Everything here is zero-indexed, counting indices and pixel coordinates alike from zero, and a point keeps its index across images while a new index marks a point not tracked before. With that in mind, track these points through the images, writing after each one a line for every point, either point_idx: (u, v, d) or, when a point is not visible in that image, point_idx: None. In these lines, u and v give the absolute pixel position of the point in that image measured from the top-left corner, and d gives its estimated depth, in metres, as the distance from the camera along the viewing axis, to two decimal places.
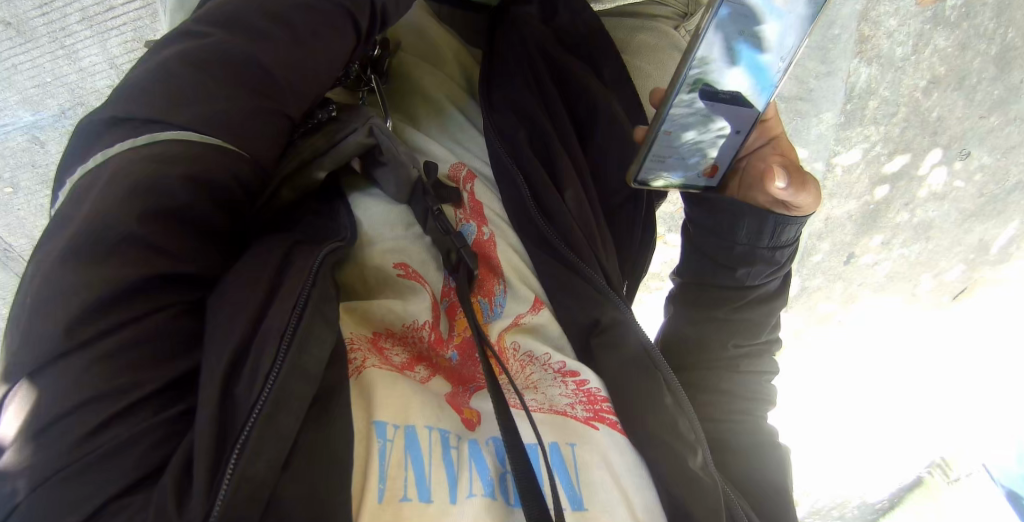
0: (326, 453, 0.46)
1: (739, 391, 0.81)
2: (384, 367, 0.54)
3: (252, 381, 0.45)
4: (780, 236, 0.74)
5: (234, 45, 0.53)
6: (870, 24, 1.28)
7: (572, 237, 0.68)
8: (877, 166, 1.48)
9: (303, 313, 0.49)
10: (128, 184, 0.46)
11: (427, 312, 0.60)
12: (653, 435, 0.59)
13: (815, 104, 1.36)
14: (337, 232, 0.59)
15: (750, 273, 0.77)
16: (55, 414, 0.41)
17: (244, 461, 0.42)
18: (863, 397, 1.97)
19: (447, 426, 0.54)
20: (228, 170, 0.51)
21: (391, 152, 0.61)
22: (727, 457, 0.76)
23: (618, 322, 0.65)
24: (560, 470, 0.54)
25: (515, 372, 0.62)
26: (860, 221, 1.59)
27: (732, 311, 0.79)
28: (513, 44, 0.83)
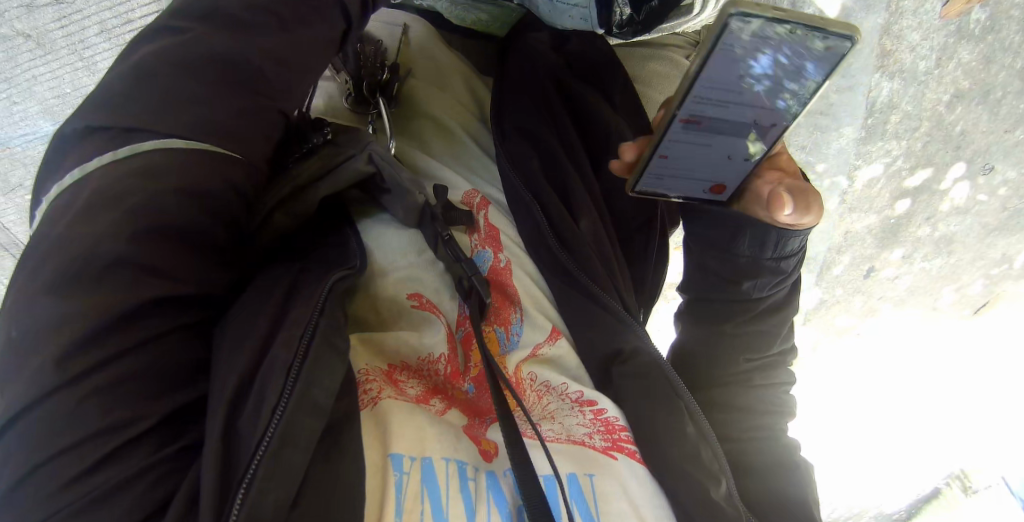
0: (336, 489, 0.45)
1: (758, 408, 0.78)
2: (399, 399, 0.53)
3: (258, 415, 0.44)
4: (786, 247, 0.68)
5: (217, 42, 0.52)
6: (892, 39, 1.21)
7: (592, 271, 0.67)
8: (899, 181, 1.41)
9: (311, 343, 0.48)
10: (111, 201, 0.45)
11: (443, 345, 0.58)
12: (676, 467, 0.57)
13: (836, 117, 1.31)
14: (346, 259, 0.57)
15: (756, 285, 0.72)
16: (48, 455, 0.40)
17: (251, 500, 0.41)
18: (882, 410, 1.80)
19: (465, 456, 0.52)
20: (223, 178, 0.50)
21: (393, 178, 0.60)
22: (745, 477, 0.74)
23: (639, 352, 0.62)
24: (578, 499, 0.52)
25: (532, 403, 0.60)
26: (880, 235, 1.51)
27: (744, 324, 0.75)
28: (522, 69, 0.81)
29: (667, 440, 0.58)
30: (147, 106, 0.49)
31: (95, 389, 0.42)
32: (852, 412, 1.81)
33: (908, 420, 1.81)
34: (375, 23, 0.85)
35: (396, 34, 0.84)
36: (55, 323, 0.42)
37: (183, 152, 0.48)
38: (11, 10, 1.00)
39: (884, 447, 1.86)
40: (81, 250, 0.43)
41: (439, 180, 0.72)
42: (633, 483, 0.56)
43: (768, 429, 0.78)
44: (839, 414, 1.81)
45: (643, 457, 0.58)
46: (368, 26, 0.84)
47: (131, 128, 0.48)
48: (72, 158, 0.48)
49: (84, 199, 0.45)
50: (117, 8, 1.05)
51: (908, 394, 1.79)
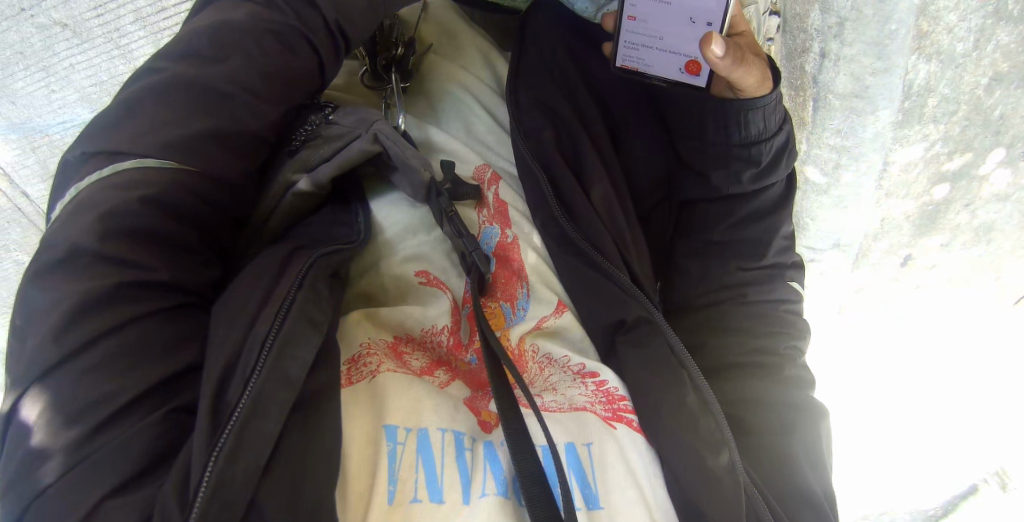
0: (310, 459, 0.46)
1: (758, 328, 0.79)
2: (400, 371, 0.55)
3: (239, 385, 0.46)
4: (754, 126, 0.72)
5: (200, 74, 0.55)
6: (930, 19, 1.04)
7: (595, 241, 0.65)
8: (937, 167, 1.18)
9: (286, 317, 0.50)
10: (88, 212, 0.48)
11: (447, 316, 0.60)
12: (672, 433, 0.56)
13: (871, 101, 1.10)
14: (347, 235, 0.60)
15: (729, 178, 0.76)
16: (71, 414, 0.44)
17: (220, 466, 0.42)
18: (921, 393, 1.45)
19: (462, 427, 0.54)
20: (190, 192, 0.53)
21: (399, 156, 0.59)
22: (747, 393, 0.75)
23: (643, 321, 0.62)
24: (573, 466, 0.52)
25: (534, 376, 0.59)
26: (917, 223, 1.27)
27: (729, 230, 0.79)
28: (539, 52, 0.79)
29: (663, 410, 0.57)
30: (135, 123, 0.52)
31: (107, 354, 0.45)
32: (862, 414, 1.45)
33: (964, 412, 1.43)
34: None
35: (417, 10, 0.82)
36: (50, 306, 0.45)
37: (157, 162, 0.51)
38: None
39: (917, 463, 1.43)
40: (66, 249, 0.47)
41: (452, 155, 0.71)
42: (632, 454, 0.55)
43: (772, 351, 0.79)
44: (845, 415, 1.46)
45: (642, 426, 0.57)
46: None
47: (123, 138, 0.52)
48: (75, 172, 0.52)
49: (72, 210, 0.49)
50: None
51: (934, 392, 1.44)
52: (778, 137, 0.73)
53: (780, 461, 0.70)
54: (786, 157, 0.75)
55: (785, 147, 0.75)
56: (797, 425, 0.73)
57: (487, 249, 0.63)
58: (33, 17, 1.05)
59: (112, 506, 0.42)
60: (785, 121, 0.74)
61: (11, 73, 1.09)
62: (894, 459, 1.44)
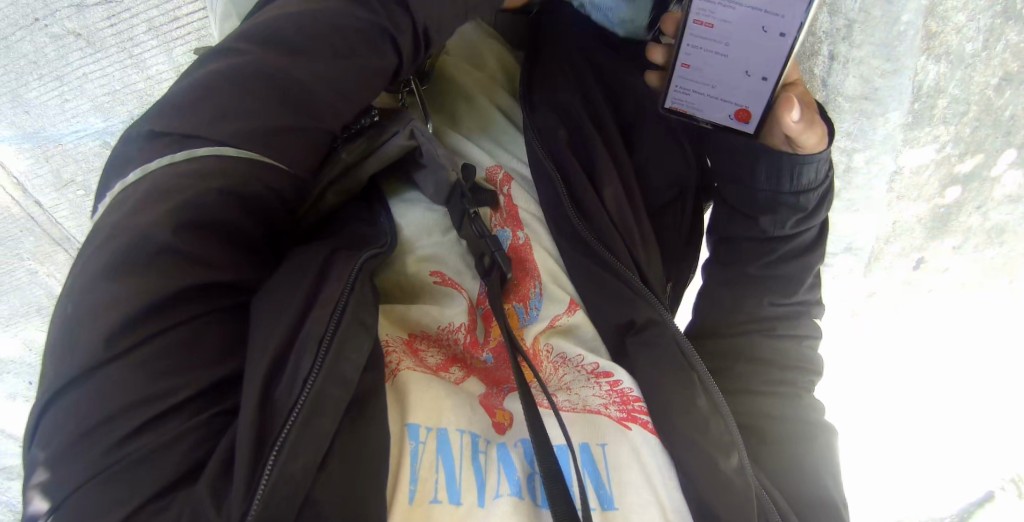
0: (364, 458, 0.47)
1: (778, 360, 0.78)
2: (418, 369, 0.55)
3: (293, 383, 0.47)
4: (803, 178, 0.70)
5: (279, 64, 0.53)
6: (938, 20, 1.02)
7: (607, 239, 0.65)
8: (949, 168, 1.18)
9: (340, 319, 0.50)
10: (162, 200, 0.48)
11: (464, 315, 0.60)
12: (687, 435, 0.55)
13: (881, 102, 1.10)
14: (376, 238, 0.60)
15: (776, 222, 0.74)
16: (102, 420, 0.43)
17: (280, 463, 0.43)
18: (939, 400, 1.42)
19: (478, 429, 0.54)
20: (263, 183, 0.53)
21: (431, 156, 0.61)
22: (760, 408, 0.75)
23: (655, 322, 0.61)
24: (589, 467, 0.51)
25: (548, 374, 0.60)
26: (929, 226, 1.26)
27: (767, 266, 0.76)
28: (555, 56, 0.78)
29: (673, 413, 0.56)
30: (197, 112, 0.51)
31: (141, 363, 0.45)
32: (872, 428, 1.47)
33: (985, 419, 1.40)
34: None
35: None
36: (111, 300, 0.45)
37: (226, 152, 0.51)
38: (62, 10, 1.06)
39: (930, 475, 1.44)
40: (133, 243, 0.47)
41: (467, 158, 0.71)
42: (648, 455, 0.53)
43: (787, 381, 0.77)
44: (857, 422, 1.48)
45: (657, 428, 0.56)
46: None
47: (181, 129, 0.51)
48: (127, 160, 0.51)
49: (139, 197, 0.48)
50: (165, 6, 1.07)
51: (952, 409, 1.42)
52: (828, 182, 0.71)
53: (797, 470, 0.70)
54: (829, 200, 0.73)
55: (829, 192, 0.72)
56: (812, 455, 0.72)
57: None
58: (47, 27, 1.07)
59: (145, 512, 0.42)
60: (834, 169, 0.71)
61: (25, 82, 1.12)
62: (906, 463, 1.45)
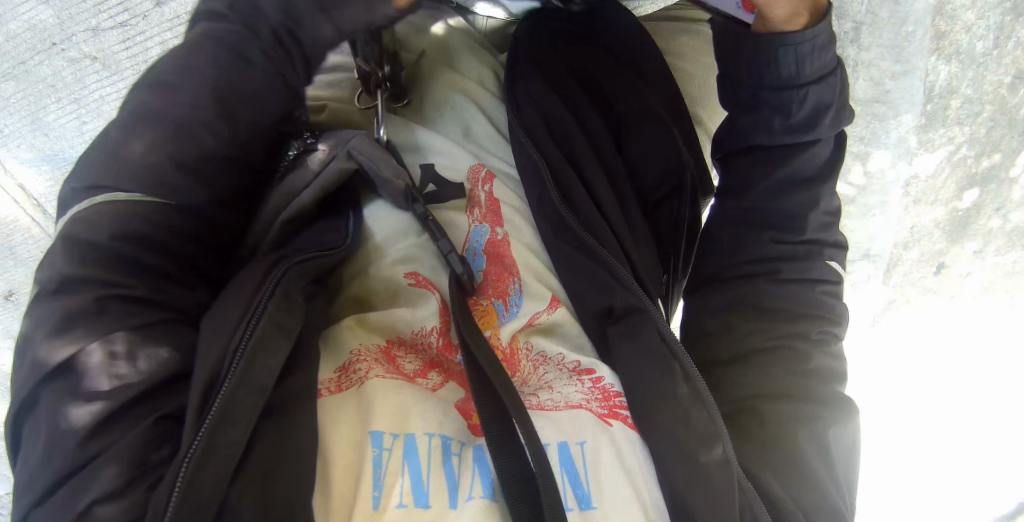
0: (283, 464, 0.45)
1: (792, 309, 0.68)
2: (389, 376, 0.52)
3: (210, 395, 0.44)
4: (785, 69, 0.61)
5: (164, 103, 0.51)
6: (947, 19, 1.02)
7: (585, 216, 0.62)
8: (966, 170, 1.16)
9: (255, 326, 0.48)
10: (81, 235, 0.48)
11: (436, 318, 0.58)
12: (669, 430, 0.52)
13: (894, 105, 1.08)
14: (332, 241, 0.58)
15: (759, 126, 0.66)
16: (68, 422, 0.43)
17: (190, 477, 0.41)
18: (959, 400, 1.35)
19: (450, 431, 0.52)
20: (166, 220, 0.51)
21: (374, 172, 0.58)
22: (767, 383, 0.65)
23: (634, 309, 0.58)
24: (566, 466, 0.50)
25: (527, 374, 0.57)
26: (949, 230, 1.24)
27: (765, 198, 0.68)
28: (532, 39, 0.75)
29: (656, 406, 0.53)
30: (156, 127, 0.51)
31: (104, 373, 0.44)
32: (891, 429, 1.35)
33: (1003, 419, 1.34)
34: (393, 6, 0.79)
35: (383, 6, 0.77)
36: (36, 333, 0.45)
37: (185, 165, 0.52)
38: None
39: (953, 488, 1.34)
40: (101, 261, 0.47)
41: (433, 157, 0.67)
42: (630, 454, 0.51)
43: (801, 335, 0.68)
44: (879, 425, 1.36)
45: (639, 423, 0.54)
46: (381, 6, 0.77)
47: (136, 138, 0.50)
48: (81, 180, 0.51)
49: (67, 234, 0.48)
50: None
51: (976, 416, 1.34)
52: (820, 80, 0.61)
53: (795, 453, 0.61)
54: (831, 114, 0.63)
55: (828, 100, 0.62)
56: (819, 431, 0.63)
57: (478, 246, 0.62)
58: (64, 51, 1.01)
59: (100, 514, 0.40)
60: (833, 72, 0.62)
61: (44, 104, 1.05)
62: (928, 468, 1.34)
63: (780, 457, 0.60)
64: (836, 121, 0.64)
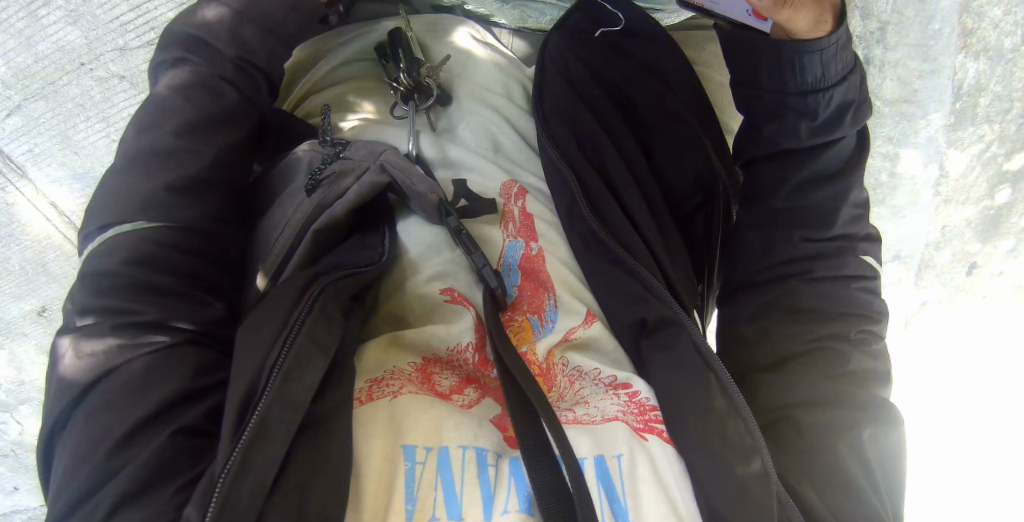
0: (322, 477, 0.45)
1: (828, 309, 0.67)
2: (422, 393, 0.52)
3: (250, 407, 0.45)
4: (809, 75, 0.62)
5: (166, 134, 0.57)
6: (973, 16, 1.00)
7: (616, 231, 0.62)
8: (995, 168, 1.14)
9: (293, 343, 0.48)
10: (122, 252, 0.52)
11: (471, 333, 0.58)
12: (703, 442, 0.51)
13: (921, 105, 1.07)
14: (366, 258, 0.57)
15: (783, 133, 0.66)
16: (111, 425, 0.45)
17: (228, 486, 0.42)
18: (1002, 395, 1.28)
19: (485, 443, 0.51)
20: (191, 236, 0.55)
21: (408, 185, 0.59)
22: (807, 394, 0.64)
23: (667, 320, 0.58)
24: (602, 481, 0.48)
25: (563, 389, 0.56)
26: (980, 229, 1.21)
27: (791, 197, 0.68)
28: (564, 56, 0.75)
29: (688, 415, 0.53)
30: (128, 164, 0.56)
31: (133, 379, 0.47)
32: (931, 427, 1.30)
33: None
34: (424, 23, 0.79)
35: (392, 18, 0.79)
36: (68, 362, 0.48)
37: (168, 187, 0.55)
38: None
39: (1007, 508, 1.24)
40: (103, 283, 0.51)
41: (465, 172, 0.67)
42: (665, 467, 0.51)
43: (839, 336, 0.67)
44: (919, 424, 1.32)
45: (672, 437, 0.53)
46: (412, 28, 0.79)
47: (135, 169, 0.55)
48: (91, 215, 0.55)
49: (106, 253, 0.52)
50: None
51: None
52: (842, 82, 0.62)
53: (826, 464, 0.59)
54: (853, 111, 0.63)
55: (852, 98, 0.63)
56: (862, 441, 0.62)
57: (513, 261, 0.62)
58: (92, 71, 0.96)
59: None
60: (853, 72, 0.62)
61: (73, 123, 0.99)
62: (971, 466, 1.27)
63: (813, 461, 0.60)
64: (856, 117, 0.65)
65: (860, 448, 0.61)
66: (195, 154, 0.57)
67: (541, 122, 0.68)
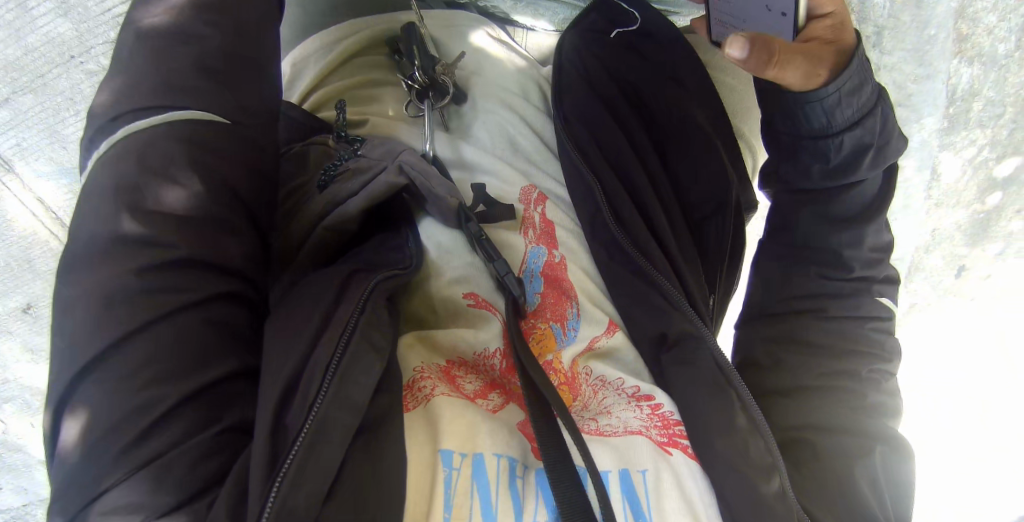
0: (372, 485, 0.44)
1: (840, 345, 0.67)
2: (453, 395, 0.52)
3: (303, 405, 0.44)
4: (817, 120, 0.62)
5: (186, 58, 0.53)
6: (969, 22, 1.00)
7: (635, 236, 0.62)
8: (985, 172, 1.15)
9: (347, 345, 0.47)
10: (151, 167, 0.49)
11: (499, 339, 0.57)
12: (728, 460, 0.51)
13: (916, 109, 1.08)
14: (400, 260, 0.56)
15: (799, 172, 0.66)
16: (142, 401, 0.42)
17: (285, 491, 0.40)
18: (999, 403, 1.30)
19: (515, 453, 0.50)
20: (224, 162, 0.52)
21: (426, 188, 0.57)
22: (817, 421, 0.63)
23: (688, 335, 0.58)
24: (628, 494, 0.47)
25: (587, 398, 0.56)
26: (969, 232, 1.24)
27: (813, 235, 0.67)
28: (583, 58, 0.75)
29: (714, 432, 0.52)
30: (133, 101, 0.51)
31: (160, 343, 0.44)
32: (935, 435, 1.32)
33: None
34: (441, 22, 0.78)
35: (412, 11, 0.78)
36: (83, 298, 0.44)
37: (183, 124, 0.51)
38: None
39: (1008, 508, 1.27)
40: (117, 210, 0.47)
41: (484, 174, 0.66)
42: (690, 483, 0.50)
43: (849, 374, 0.66)
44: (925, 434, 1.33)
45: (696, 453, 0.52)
46: (429, 25, 0.77)
47: (139, 107, 0.51)
48: (97, 126, 0.51)
49: (132, 165, 0.49)
50: None
51: None
52: (853, 128, 0.62)
53: (845, 491, 0.58)
54: (870, 155, 0.63)
55: (866, 142, 0.62)
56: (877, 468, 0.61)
57: (535, 268, 0.61)
58: (82, 64, 0.94)
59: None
60: (868, 116, 0.61)
61: (62, 118, 0.96)
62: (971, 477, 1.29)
63: (831, 487, 0.58)
64: (876, 160, 0.64)
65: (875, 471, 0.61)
66: (207, 102, 0.53)
67: (561, 125, 0.68)
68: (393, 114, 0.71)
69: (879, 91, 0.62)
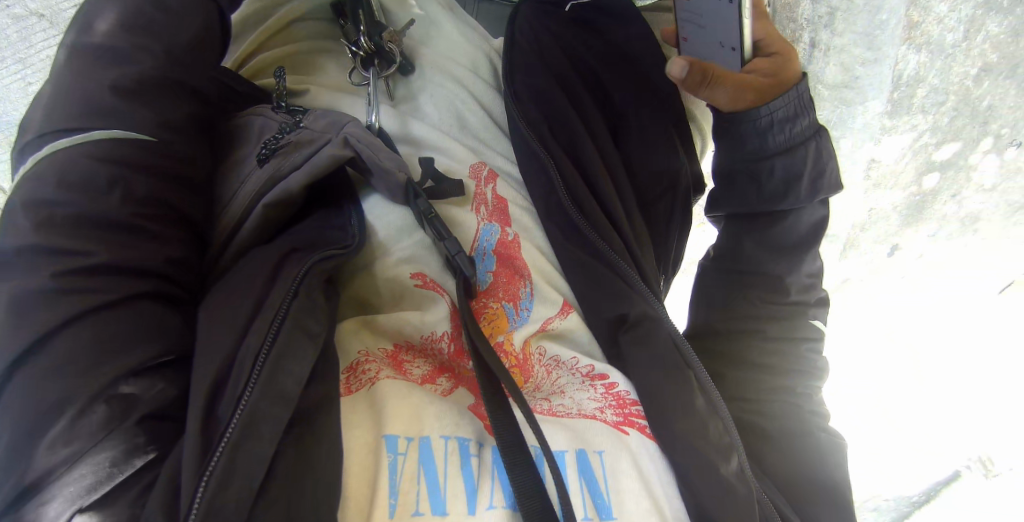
0: (312, 477, 0.42)
1: (782, 364, 0.72)
2: (399, 379, 0.51)
3: (230, 399, 0.42)
4: (754, 143, 0.69)
5: None
6: (920, 9, 1.03)
7: (593, 220, 0.62)
8: (925, 156, 1.19)
9: (278, 332, 0.45)
10: (73, 183, 0.46)
11: (446, 322, 0.57)
12: (682, 437, 0.52)
13: (861, 91, 1.11)
14: (341, 238, 0.54)
15: (735, 197, 0.72)
16: (53, 401, 0.39)
17: (210, 494, 0.38)
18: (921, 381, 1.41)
19: (466, 433, 0.50)
20: (146, 172, 0.49)
21: (373, 160, 0.55)
22: (760, 424, 0.69)
23: (648, 317, 0.58)
24: (584, 476, 0.48)
25: (539, 379, 0.56)
26: (904, 213, 1.28)
27: (767, 253, 0.72)
28: (532, 26, 0.73)
29: (673, 418, 0.53)
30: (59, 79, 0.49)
31: (79, 343, 0.41)
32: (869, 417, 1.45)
33: (958, 393, 1.40)
34: None
35: None
36: None
37: (112, 142, 0.48)
38: None
39: (934, 464, 1.45)
40: (34, 225, 0.44)
41: (431, 149, 0.65)
42: (645, 461, 0.52)
43: (787, 390, 0.72)
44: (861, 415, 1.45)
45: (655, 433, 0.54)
46: None
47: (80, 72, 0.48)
48: (24, 134, 0.49)
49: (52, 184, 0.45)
50: None
51: (942, 393, 1.40)
52: (787, 155, 0.69)
53: (789, 477, 0.66)
54: (804, 181, 0.69)
55: (798, 169, 0.69)
56: (813, 458, 0.67)
57: (488, 246, 0.60)
58: (8, 9, 0.89)
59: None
60: (801, 145, 0.69)
61: None
62: (892, 447, 1.45)
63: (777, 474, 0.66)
64: (813, 189, 0.70)
65: (809, 468, 0.66)
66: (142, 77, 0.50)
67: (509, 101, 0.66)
68: (335, 83, 0.69)
69: (814, 132, 0.70)
